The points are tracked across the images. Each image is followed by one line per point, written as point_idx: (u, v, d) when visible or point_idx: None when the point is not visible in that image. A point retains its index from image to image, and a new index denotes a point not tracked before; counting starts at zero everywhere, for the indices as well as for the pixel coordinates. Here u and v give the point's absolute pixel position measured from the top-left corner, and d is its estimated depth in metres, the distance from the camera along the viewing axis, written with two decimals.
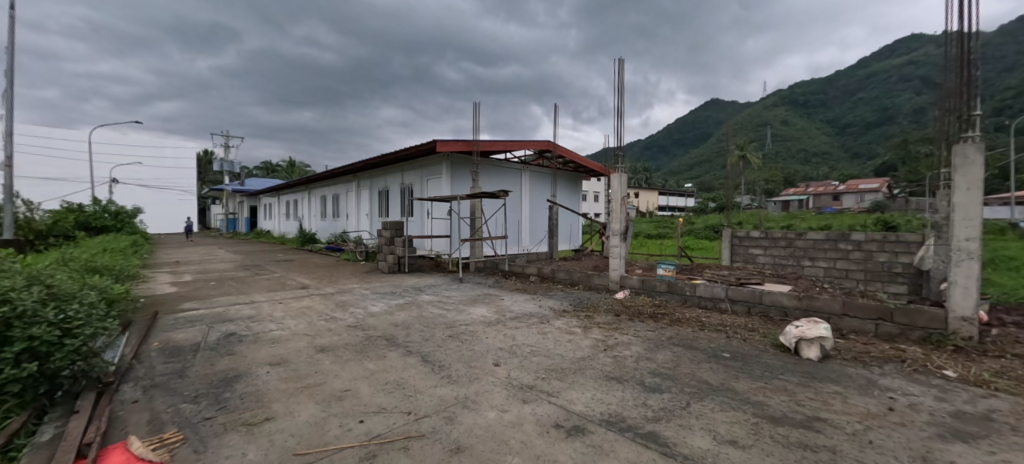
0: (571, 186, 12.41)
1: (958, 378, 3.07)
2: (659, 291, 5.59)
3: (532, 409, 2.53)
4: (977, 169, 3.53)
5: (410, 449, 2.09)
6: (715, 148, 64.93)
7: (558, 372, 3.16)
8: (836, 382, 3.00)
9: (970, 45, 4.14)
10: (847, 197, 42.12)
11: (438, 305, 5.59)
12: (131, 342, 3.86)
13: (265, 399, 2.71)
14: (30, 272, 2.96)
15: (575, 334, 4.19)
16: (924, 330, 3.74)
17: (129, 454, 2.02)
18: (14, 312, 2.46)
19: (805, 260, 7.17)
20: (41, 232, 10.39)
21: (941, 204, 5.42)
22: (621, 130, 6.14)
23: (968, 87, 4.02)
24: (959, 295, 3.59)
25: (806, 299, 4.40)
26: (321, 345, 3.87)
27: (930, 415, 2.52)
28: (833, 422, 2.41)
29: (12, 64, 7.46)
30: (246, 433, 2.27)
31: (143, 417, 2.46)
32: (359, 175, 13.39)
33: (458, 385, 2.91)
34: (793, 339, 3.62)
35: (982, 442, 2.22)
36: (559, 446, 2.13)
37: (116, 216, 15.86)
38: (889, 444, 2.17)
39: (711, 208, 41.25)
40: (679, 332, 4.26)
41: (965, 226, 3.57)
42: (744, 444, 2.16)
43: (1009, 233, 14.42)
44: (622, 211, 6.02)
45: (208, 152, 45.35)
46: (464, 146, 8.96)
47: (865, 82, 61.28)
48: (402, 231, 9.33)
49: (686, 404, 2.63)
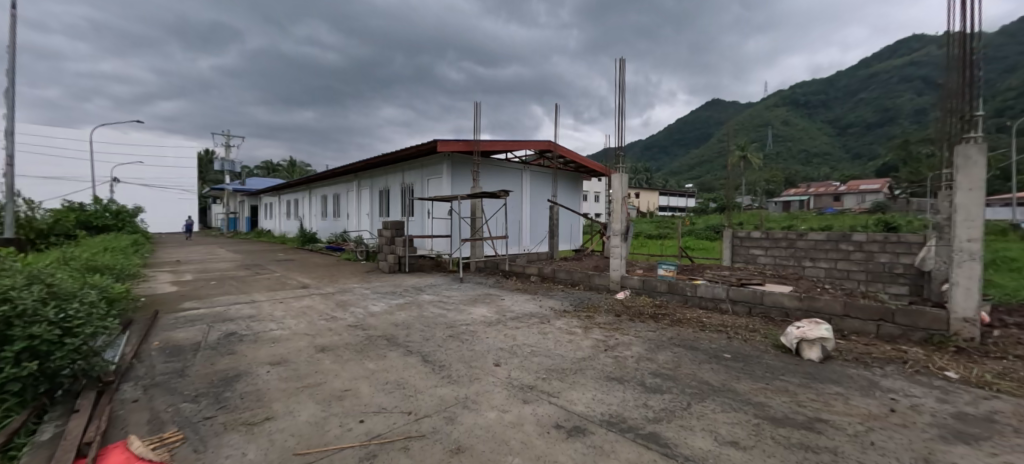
0: (572, 186, 12.40)
1: (960, 379, 3.06)
2: (660, 291, 5.58)
3: (532, 409, 2.53)
4: (980, 170, 3.52)
5: (410, 450, 2.08)
6: (716, 149, 64.86)
7: (559, 372, 3.15)
8: (838, 383, 2.99)
9: (971, 46, 4.13)
10: (848, 197, 42.07)
11: (438, 305, 5.58)
12: (131, 342, 3.85)
13: (265, 399, 2.70)
14: (30, 271, 2.95)
15: (576, 334, 4.18)
16: (925, 331, 3.73)
17: (129, 454, 2.01)
18: (14, 311, 2.46)
19: (805, 260, 7.17)
20: (41, 231, 10.37)
21: (943, 204, 5.40)
22: (621, 129, 6.15)
23: (969, 88, 4.01)
24: (960, 296, 3.58)
25: (806, 299, 4.39)
26: (321, 345, 3.86)
27: (932, 416, 2.51)
28: (834, 423, 2.40)
29: (13, 64, 7.45)
30: (246, 432, 2.27)
31: (143, 417, 2.46)
32: (359, 174, 13.40)
33: (458, 385, 2.91)
34: (794, 339, 3.61)
35: (985, 443, 2.21)
36: (559, 446, 2.12)
37: (117, 216, 15.85)
38: (892, 445, 2.16)
39: (711, 209, 41.20)
40: (680, 333, 4.26)
41: (967, 227, 3.56)
42: (745, 445, 2.15)
43: (1009, 234, 14.40)
44: (622, 211, 6.01)
45: (208, 151, 45.43)
46: (465, 146, 8.96)
47: (866, 83, 61.25)
48: (402, 231, 9.32)
49: (687, 405, 2.62)
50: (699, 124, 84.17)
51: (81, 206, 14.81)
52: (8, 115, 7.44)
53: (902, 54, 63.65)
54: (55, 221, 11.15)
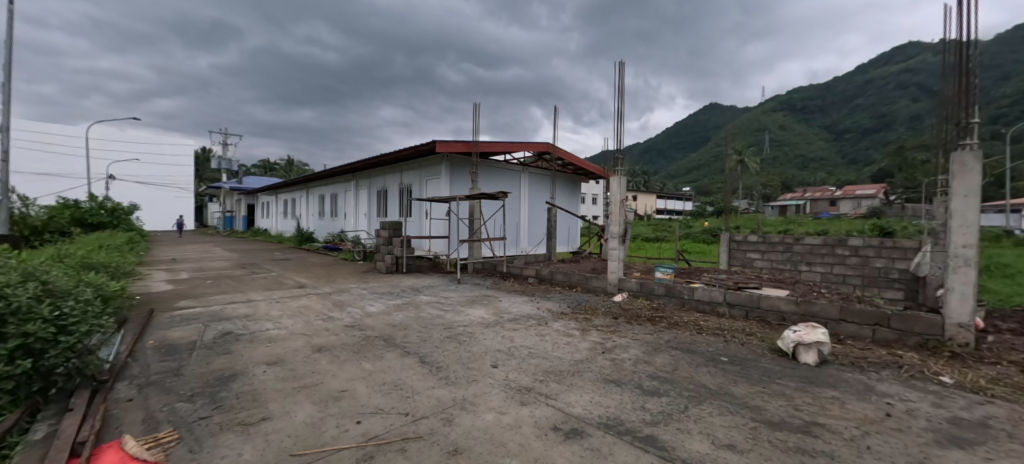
0: (570, 188, 12.45)
1: (955, 384, 3.08)
2: (658, 294, 5.60)
3: (530, 411, 2.53)
4: (975, 177, 3.55)
5: (408, 451, 2.08)
6: (715, 153, 65.05)
7: (557, 374, 3.15)
8: (834, 387, 3.01)
9: (969, 53, 4.14)
10: (844, 202, 41.96)
11: (437, 305, 5.60)
12: (127, 340, 3.83)
13: (262, 399, 2.69)
14: (25, 268, 2.93)
15: (573, 336, 4.19)
16: (921, 336, 3.77)
17: (123, 454, 1.98)
18: (9, 308, 2.43)
19: (802, 265, 7.20)
20: (36, 227, 10.27)
21: (939, 209, 5.45)
22: (620, 133, 6.23)
23: (967, 96, 4.03)
24: (955, 302, 3.62)
25: (803, 304, 4.41)
26: (319, 345, 3.85)
27: (927, 421, 2.52)
28: (830, 427, 2.41)
29: (11, 58, 7.40)
30: (242, 433, 2.26)
31: (138, 417, 2.44)
32: (359, 174, 13.33)
33: (456, 386, 2.90)
34: (792, 343, 3.60)
35: (979, 449, 2.21)
36: (558, 448, 2.12)
37: (112, 213, 15.80)
38: (887, 449, 2.18)
39: (708, 211, 41.32)
40: (677, 336, 4.27)
41: (963, 233, 3.59)
42: (741, 449, 2.15)
43: (1004, 240, 14.59)
44: (621, 213, 5.96)
45: (206, 149, 45.29)
46: (464, 147, 8.95)
47: (863, 89, 61.86)
48: (400, 231, 9.31)
49: (684, 407, 2.63)
50: (698, 128, 84.32)
51: (75, 203, 14.67)
52: (4, 110, 7.37)
53: (898, 61, 64.26)
54: (49, 218, 11.06)
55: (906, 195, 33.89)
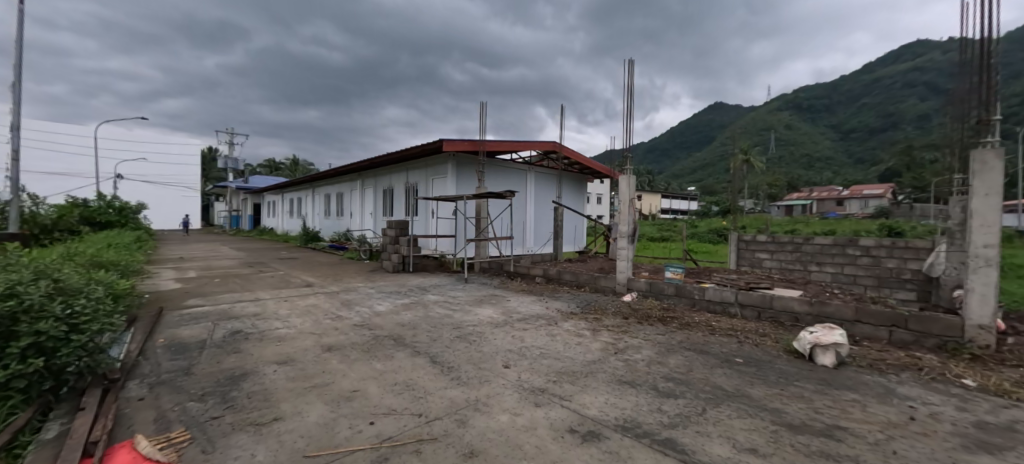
0: (576, 187, 12.39)
1: (978, 387, 3.01)
2: (668, 294, 5.53)
3: (545, 413, 2.48)
4: (997, 175, 3.46)
5: (422, 453, 2.04)
6: (720, 152, 64.68)
7: (570, 375, 3.11)
8: (854, 390, 2.94)
9: (989, 49, 4.07)
10: (851, 202, 41.52)
11: (444, 305, 5.55)
12: (137, 338, 3.83)
13: (273, 399, 2.66)
14: (37, 265, 2.92)
15: (584, 336, 4.14)
16: (939, 338, 3.70)
17: (136, 454, 1.96)
18: (20, 306, 2.41)
19: (812, 265, 7.12)
20: (45, 226, 10.32)
21: (955, 209, 5.35)
22: (629, 132, 6.17)
23: (986, 93, 3.95)
24: (976, 303, 3.54)
25: (817, 304, 4.33)
26: (328, 344, 3.81)
27: (952, 425, 2.45)
28: (854, 431, 2.35)
29: (21, 58, 7.43)
30: (255, 433, 2.23)
31: (149, 416, 2.42)
32: (365, 174, 13.34)
33: (469, 387, 2.86)
34: (809, 345, 3.54)
35: (1009, 454, 2.15)
36: (575, 452, 2.07)
37: (120, 212, 15.90)
38: (914, 455, 2.11)
39: (713, 211, 41.03)
40: (690, 337, 4.21)
41: (984, 233, 3.51)
42: (764, 452, 2.10)
43: (1016, 240, 14.39)
44: (629, 212, 5.89)
45: (211, 149, 45.52)
46: (470, 146, 8.92)
47: (871, 88, 61.35)
48: (406, 230, 9.27)
49: (702, 410, 2.58)
50: (703, 127, 84.00)
51: (84, 202, 14.74)
52: (14, 109, 7.40)
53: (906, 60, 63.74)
54: (58, 217, 11.12)
55: (915, 196, 33.60)
